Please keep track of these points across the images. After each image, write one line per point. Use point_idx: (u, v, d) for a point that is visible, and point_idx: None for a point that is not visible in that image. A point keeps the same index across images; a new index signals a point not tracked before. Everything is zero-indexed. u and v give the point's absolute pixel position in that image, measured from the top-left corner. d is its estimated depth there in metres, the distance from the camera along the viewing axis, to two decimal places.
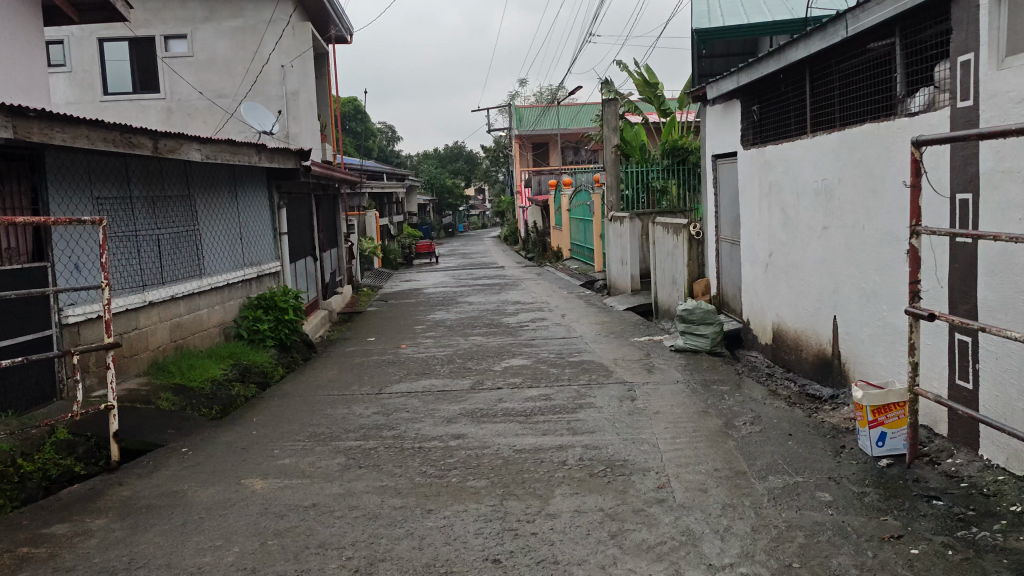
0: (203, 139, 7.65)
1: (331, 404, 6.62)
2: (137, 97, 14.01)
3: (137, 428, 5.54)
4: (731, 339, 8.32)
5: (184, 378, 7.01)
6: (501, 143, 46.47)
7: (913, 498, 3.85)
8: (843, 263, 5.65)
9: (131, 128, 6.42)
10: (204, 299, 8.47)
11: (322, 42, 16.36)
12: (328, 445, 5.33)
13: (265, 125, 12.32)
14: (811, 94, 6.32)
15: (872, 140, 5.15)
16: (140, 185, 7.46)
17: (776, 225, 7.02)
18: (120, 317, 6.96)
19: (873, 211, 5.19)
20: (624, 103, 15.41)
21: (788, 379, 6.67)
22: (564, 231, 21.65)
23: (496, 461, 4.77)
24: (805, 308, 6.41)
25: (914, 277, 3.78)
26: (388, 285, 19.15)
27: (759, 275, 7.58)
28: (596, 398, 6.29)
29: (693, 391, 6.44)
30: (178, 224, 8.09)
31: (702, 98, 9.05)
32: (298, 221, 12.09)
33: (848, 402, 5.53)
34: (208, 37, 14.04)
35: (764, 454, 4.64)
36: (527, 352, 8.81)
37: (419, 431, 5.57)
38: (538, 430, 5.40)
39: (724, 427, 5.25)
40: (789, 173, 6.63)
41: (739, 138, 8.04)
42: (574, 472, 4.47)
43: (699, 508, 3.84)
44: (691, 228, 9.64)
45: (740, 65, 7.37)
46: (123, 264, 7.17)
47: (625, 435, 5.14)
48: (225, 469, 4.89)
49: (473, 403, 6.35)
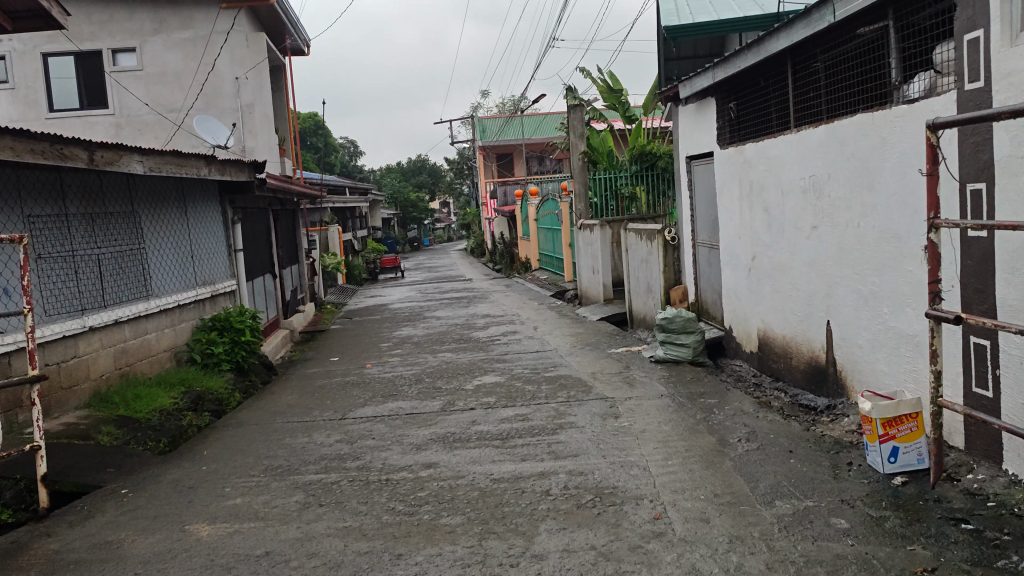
0: (146, 150, 7.11)
1: (290, 433, 6.10)
2: (84, 113, 13.35)
3: (72, 468, 4.99)
4: (713, 348, 7.94)
5: (128, 411, 6.47)
6: (465, 154, 46.22)
7: (938, 522, 3.46)
8: (836, 264, 5.29)
9: (63, 137, 5.87)
10: (152, 322, 7.91)
11: (277, 52, 15.85)
12: (286, 481, 4.82)
13: (218, 138, 11.75)
14: (794, 87, 5.98)
15: (866, 131, 4.79)
16: (76, 201, 6.91)
17: (758, 227, 6.67)
18: (56, 345, 6.38)
19: (869, 208, 4.84)
20: (588, 110, 15.02)
21: (777, 389, 6.28)
22: (532, 240, 21.27)
23: (473, 493, 4.30)
24: (794, 313, 6.05)
25: (933, 276, 3.40)
26: (352, 302, 18.58)
27: (741, 279, 7.21)
28: (577, 417, 5.85)
29: (679, 406, 6.02)
30: (121, 242, 7.53)
31: (674, 98, 8.71)
32: (255, 237, 11.52)
33: (848, 412, 5.12)
34: (158, 49, 13.47)
35: (766, 475, 4.22)
36: (499, 367, 8.34)
37: (387, 460, 5.09)
38: (517, 455, 4.94)
39: (719, 445, 4.83)
40: (771, 172, 6.28)
41: (715, 137, 7.69)
42: (559, 504, 4.02)
43: (702, 543, 3.41)
44: (665, 234, 9.21)
45: (715, 61, 7.01)
46: (60, 287, 6.60)
47: (613, 459, 4.71)
48: (169, 514, 4.36)
49: (444, 426, 5.88)
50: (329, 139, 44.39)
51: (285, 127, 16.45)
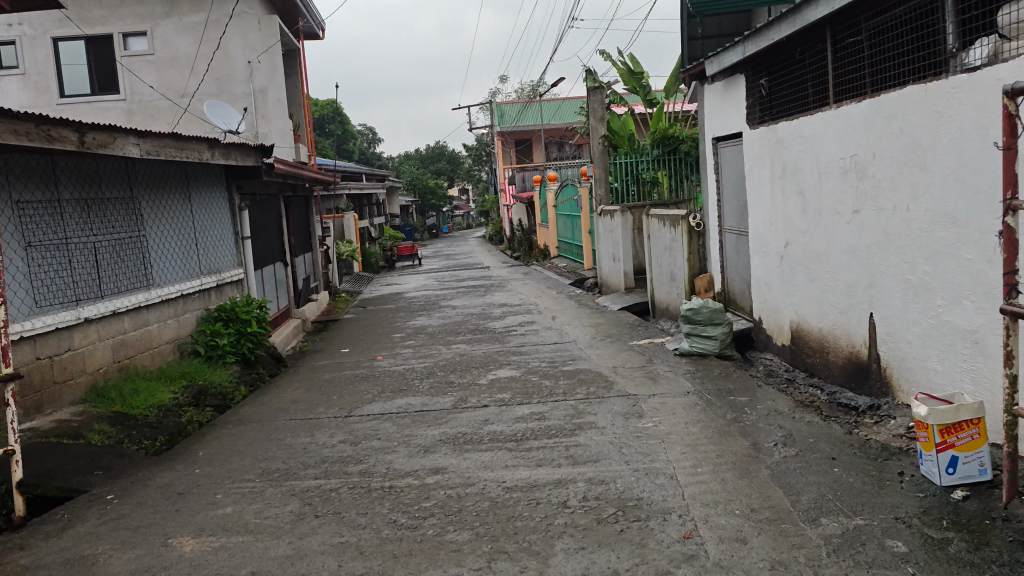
0: (142, 132, 6.75)
1: (292, 432, 5.75)
2: (94, 98, 13.01)
3: (56, 471, 4.67)
4: (741, 340, 7.50)
5: (124, 406, 6.16)
6: (484, 141, 45.84)
7: (1012, 546, 3.02)
8: (880, 252, 4.85)
9: (51, 119, 5.53)
10: (153, 313, 7.58)
11: (291, 36, 15.51)
12: (282, 487, 4.46)
13: (230, 124, 11.41)
14: (833, 60, 5.52)
15: (917, 104, 4.35)
16: (70, 187, 6.58)
17: (792, 212, 6.22)
18: (49, 338, 6.06)
19: (920, 190, 4.39)
20: (609, 93, 14.60)
21: (813, 386, 5.84)
22: (550, 228, 20.85)
23: (483, 505, 3.92)
24: (831, 305, 5.60)
25: (1010, 267, 2.97)
26: (367, 290, 18.24)
27: (773, 268, 6.76)
28: (596, 416, 5.44)
29: (707, 404, 5.60)
30: (119, 229, 7.20)
31: (700, 76, 8.25)
32: (265, 225, 11.19)
33: (894, 414, 4.68)
34: (169, 33, 13.12)
35: (807, 487, 3.80)
36: (515, 360, 7.95)
37: (392, 464, 4.71)
38: (531, 460, 4.55)
39: (753, 450, 4.41)
40: (807, 152, 5.83)
41: (744, 116, 7.23)
42: (578, 519, 3.62)
43: (741, 570, 3.00)
44: (690, 219, 8.76)
45: (746, 34, 6.54)
46: (53, 276, 6.26)
47: (636, 466, 4.30)
48: (153, 524, 4.00)
49: (454, 426, 5.49)
50: (347, 126, 44.15)
51: (300, 112, 16.17)
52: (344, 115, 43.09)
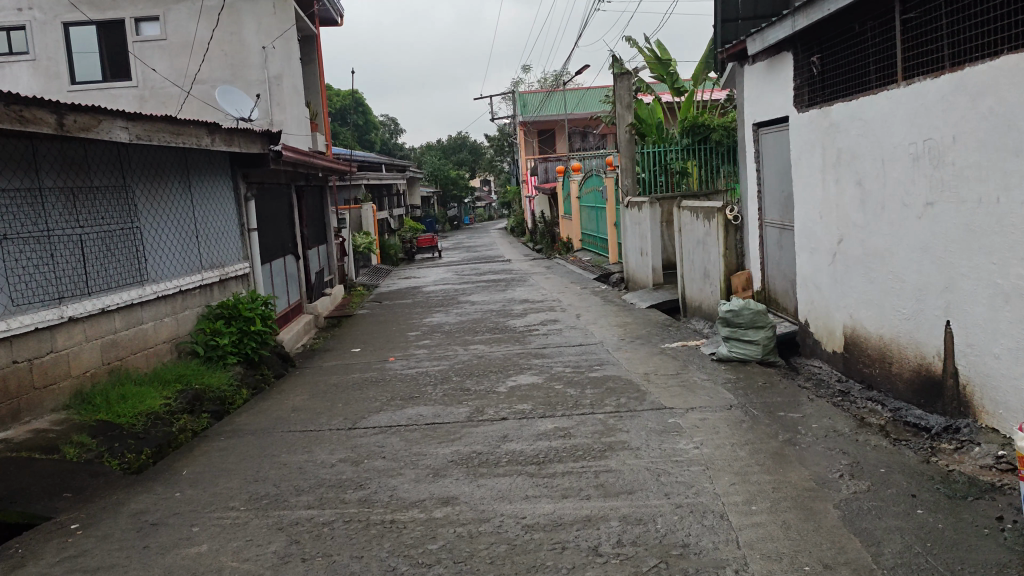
0: (131, 115, 6.19)
1: (289, 448, 5.17)
2: (106, 86, 12.50)
3: (17, 493, 4.11)
4: (785, 344, 6.84)
5: (109, 414, 5.60)
6: (506, 132, 45.21)
7: None
8: (960, 250, 4.20)
9: (24, 98, 4.96)
10: (148, 311, 7.04)
11: (309, 21, 15.00)
12: (269, 518, 3.88)
13: (242, 111, 10.86)
14: (902, 33, 4.86)
15: (1014, 79, 3.68)
16: (54, 174, 6.04)
17: (848, 203, 5.55)
18: (29, 340, 5.52)
19: (1015, 179, 3.74)
20: (636, 81, 14.01)
21: (872, 400, 5.17)
22: (574, 219, 20.17)
23: (499, 548, 3.32)
24: (896, 309, 4.93)
25: None
26: (385, 283, 17.68)
27: (823, 266, 6.08)
28: (629, 434, 4.81)
29: (754, 421, 4.96)
30: (109, 220, 6.65)
31: (740, 57, 7.59)
32: (274, 216, 10.65)
33: (978, 440, 4.03)
34: (182, 18, 12.54)
35: (889, 536, 3.15)
36: (537, 363, 7.33)
37: (395, 492, 4.12)
38: (555, 490, 3.94)
39: (818, 484, 3.77)
40: (868, 137, 5.16)
41: (792, 98, 6.55)
42: (611, 572, 3.01)
43: None
44: (726, 212, 8.12)
45: (795, 6, 5.87)
46: (31, 269, 5.69)
47: (678, 501, 3.67)
48: (114, 565, 3.44)
49: (469, 443, 4.89)
50: (368, 117, 43.59)
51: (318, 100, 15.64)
52: (367, 106, 42.50)
